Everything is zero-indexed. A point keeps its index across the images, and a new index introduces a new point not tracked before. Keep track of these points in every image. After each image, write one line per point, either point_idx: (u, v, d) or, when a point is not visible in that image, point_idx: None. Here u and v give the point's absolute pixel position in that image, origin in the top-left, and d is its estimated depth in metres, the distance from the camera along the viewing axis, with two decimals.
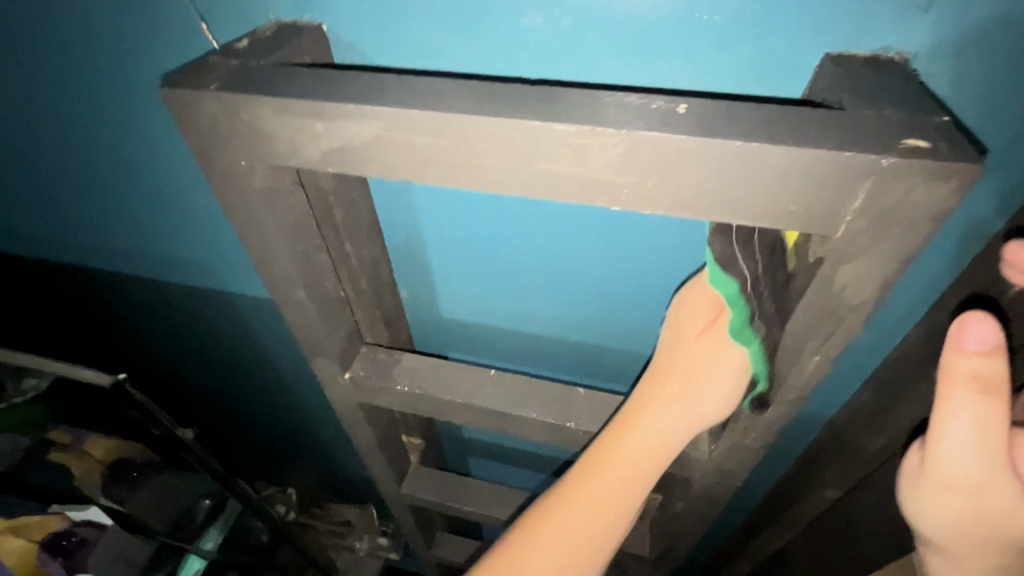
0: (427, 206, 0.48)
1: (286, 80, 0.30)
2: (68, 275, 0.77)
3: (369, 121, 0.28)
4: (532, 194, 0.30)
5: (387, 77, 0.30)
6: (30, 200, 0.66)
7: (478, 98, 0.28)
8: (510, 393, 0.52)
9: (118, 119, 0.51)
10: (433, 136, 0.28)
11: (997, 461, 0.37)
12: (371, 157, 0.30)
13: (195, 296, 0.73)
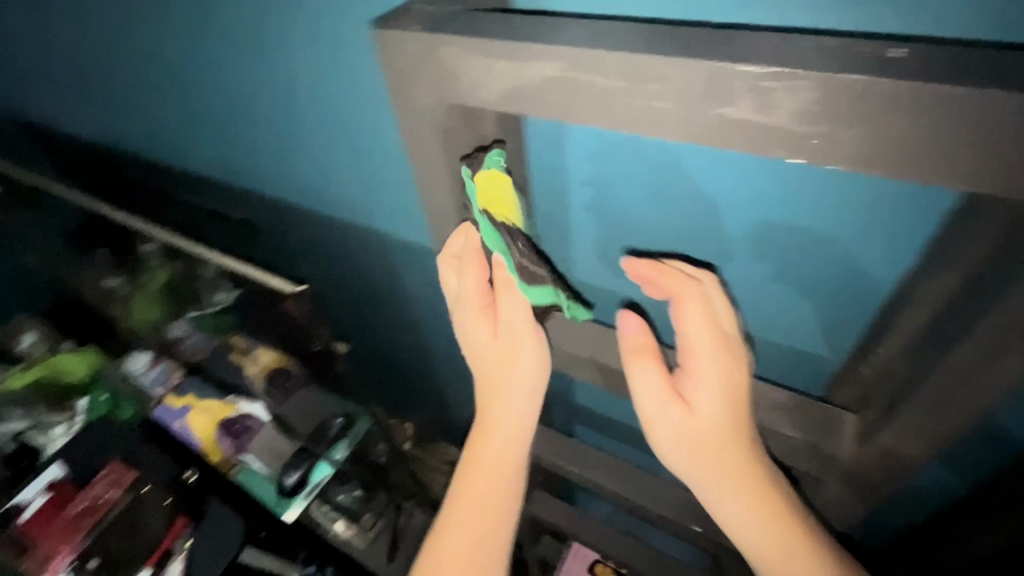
0: (579, 155, 0.51)
1: (477, 24, 0.35)
2: (259, 207, 0.94)
3: (550, 63, 0.33)
4: (710, 141, 0.33)
5: (567, 23, 0.33)
6: (239, 137, 0.81)
7: (652, 42, 0.31)
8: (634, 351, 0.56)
9: (316, 66, 0.60)
10: (616, 80, 0.32)
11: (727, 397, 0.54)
12: (545, 97, 0.34)
13: (355, 233, 0.84)
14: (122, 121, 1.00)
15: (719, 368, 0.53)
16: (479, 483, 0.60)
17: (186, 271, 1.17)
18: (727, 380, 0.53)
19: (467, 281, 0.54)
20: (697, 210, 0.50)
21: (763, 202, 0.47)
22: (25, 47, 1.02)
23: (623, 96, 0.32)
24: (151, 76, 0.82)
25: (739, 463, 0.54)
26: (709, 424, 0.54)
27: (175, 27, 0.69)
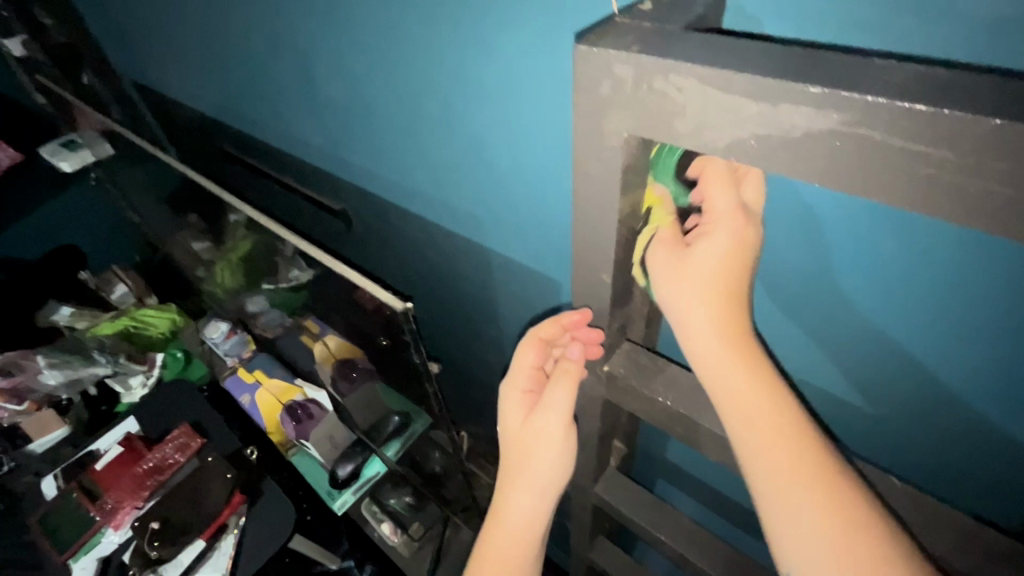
0: (775, 193, 0.46)
1: (713, 51, 0.30)
2: (363, 204, 0.93)
3: (827, 112, 0.27)
4: None
5: (842, 63, 0.28)
6: (359, 128, 0.79)
7: (977, 95, 0.24)
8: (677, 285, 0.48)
9: (462, 67, 0.57)
10: (913, 141, 0.25)
11: (697, 274, 0.47)
12: (801, 155, 0.29)
13: (458, 242, 0.81)
14: (243, 102, 1.02)
15: (683, 270, 0.47)
16: (506, 525, 0.62)
17: (269, 246, 1.19)
18: (719, 275, 0.46)
19: (526, 357, 0.63)
20: (923, 282, 0.43)
21: (984, 285, 0.41)
22: (163, 18, 1.06)
23: (922, 167, 0.26)
24: (283, 63, 0.82)
25: (744, 390, 0.46)
26: (678, 324, 0.49)
27: (325, 19, 0.67)
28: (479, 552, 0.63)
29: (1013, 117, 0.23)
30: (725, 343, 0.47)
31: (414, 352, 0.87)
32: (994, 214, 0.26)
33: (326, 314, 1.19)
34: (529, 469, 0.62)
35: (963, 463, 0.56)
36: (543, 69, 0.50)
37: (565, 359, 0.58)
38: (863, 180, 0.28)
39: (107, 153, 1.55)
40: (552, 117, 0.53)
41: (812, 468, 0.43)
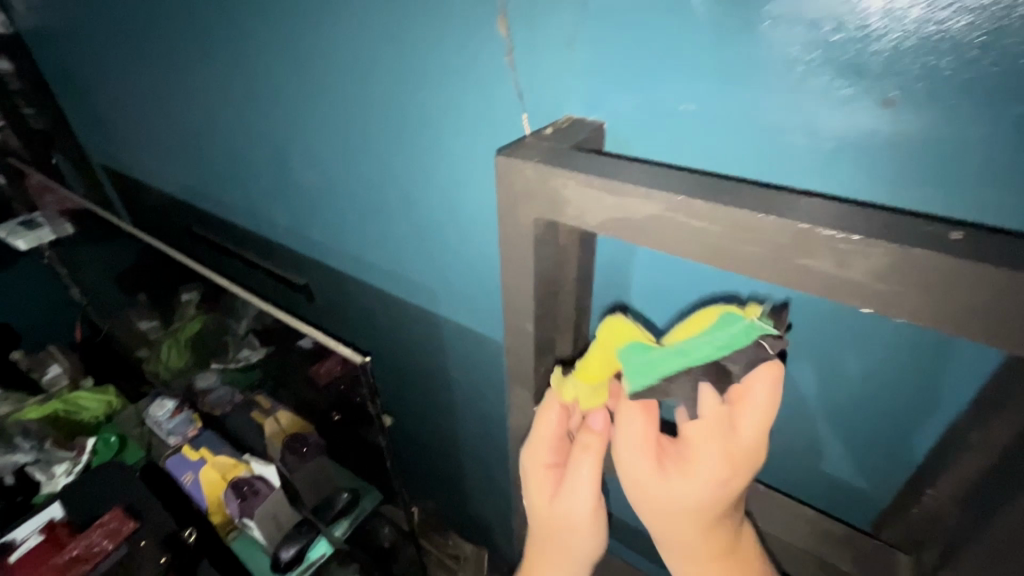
0: (642, 265, 0.58)
1: (582, 163, 0.43)
2: (324, 277, 1.01)
3: (652, 203, 0.40)
4: (790, 282, 0.38)
5: (658, 173, 0.41)
6: (323, 214, 0.90)
7: (733, 194, 0.38)
8: (659, 490, 0.50)
9: (415, 165, 0.70)
10: (700, 221, 0.38)
11: (687, 492, 0.49)
12: (642, 230, 0.41)
13: (413, 311, 0.90)
14: (214, 187, 1.12)
15: (662, 483, 0.50)
16: None
17: (223, 325, 1.28)
18: (716, 476, 0.48)
19: (544, 429, 0.59)
20: None
21: (803, 329, 0.53)
22: (145, 116, 1.17)
23: (712, 238, 0.39)
24: (260, 158, 0.93)
25: (700, 566, 0.56)
26: (660, 497, 0.51)
27: (302, 125, 0.81)
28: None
29: (747, 208, 0.37)
30: (693, 537, 0.53)
31: (371, 407, 0.93)
32: (763, 270, 0.38)
33: (275, 387, 1.26)
34: (561, 536, 0.61)
35: (842, 490, 0.66)
36: (479, 167, 0.63)
37: (587, 432, 0.56)
38: (687, 245, 0.40)
39: (66, 233, 1.58)
40: (487, 205, 0.66)
41: None
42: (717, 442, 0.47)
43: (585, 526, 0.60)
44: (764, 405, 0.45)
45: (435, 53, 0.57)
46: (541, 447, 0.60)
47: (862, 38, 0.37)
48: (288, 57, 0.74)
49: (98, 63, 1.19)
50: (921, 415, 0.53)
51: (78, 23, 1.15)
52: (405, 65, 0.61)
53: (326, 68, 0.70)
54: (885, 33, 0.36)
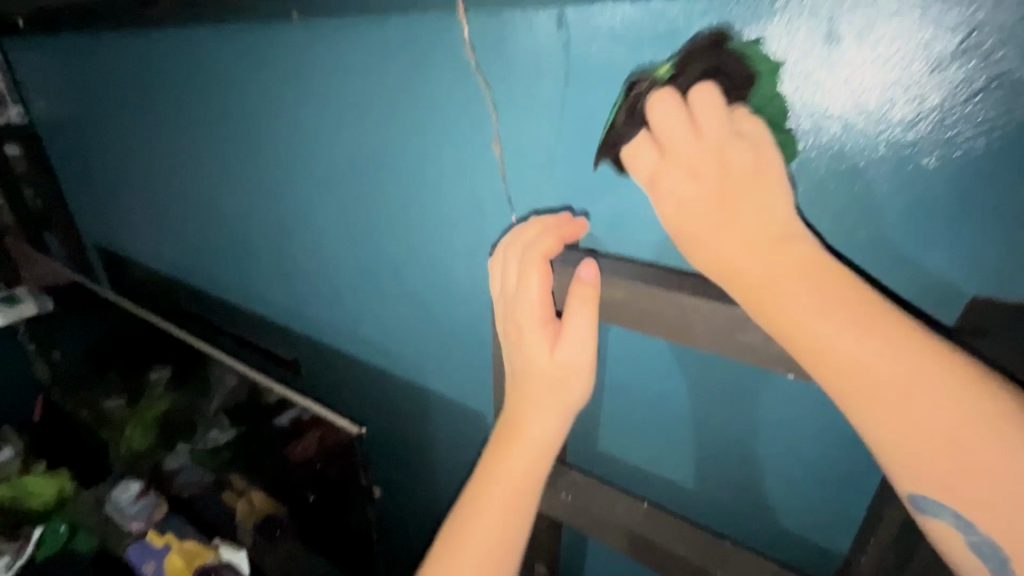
0: (617, 339, 0.66)
1: (560, 257, 0.54)
2: (314, 351, 1.05)
3: (612, 288, 0.50)
4: (728, 354, 0.47)
5: (622, 266, 0.52)
6: (318, 293, 0.96)
7: (678, 284, 0.48)
8: (689, 228, 0.40)
9: (409, 252, 0.78)
10: (650, 304, 0.48)
11: (708, 200, 0.39)
12: (610, 311, 0.51)
13: (400, 385, 0.95)
14: (210, 266, 1.17)
15: (671, 211, 0.41)
16: (506, 476, 0.54)
17: (195, 403, 1.27)
18: (718, 200, 0.39)
19: (532, 285, 0.51)
20: (729, 403, 0.62)
21: (760, 398, 0.60)
22: (146, 200, 1.24)
23: (661, 317, 0.48)
24: (259, 241, 1.00)
25: (831, 339, 0.36)
26: (760, 307, 0.39)
27: (304, 213, 0.89)
28: (476, 507, 0.54)
29: (686, 294, 0.47)
30: (779, 273, 0.38)
31: (361, 476, 0.95)
32: (703, 342, 0.47)
33: (245, 470, 1.21)
34: (540, 406, 0.53)
35: None
36: (468, 254, 0.71)
37: (580, 281, 0.49)
38: (646, 323, 0.50)
39: (48, 308, 1.58)
40: (476, 286, 0.74)
41: (914, 377, 0.35)
42: (711, 186, 0.39)
43: (571, 397, 0.53)
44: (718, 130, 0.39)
45: (436, 158, 0.66)
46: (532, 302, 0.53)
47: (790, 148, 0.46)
48: (296, 156, 0.83)
49: (104, 150, 1.26)
50: (870, 483, 0.58)
51: (88, 114, 1.23)
52: (408, 167, 0.70)
53: (334, 164, 0.78)
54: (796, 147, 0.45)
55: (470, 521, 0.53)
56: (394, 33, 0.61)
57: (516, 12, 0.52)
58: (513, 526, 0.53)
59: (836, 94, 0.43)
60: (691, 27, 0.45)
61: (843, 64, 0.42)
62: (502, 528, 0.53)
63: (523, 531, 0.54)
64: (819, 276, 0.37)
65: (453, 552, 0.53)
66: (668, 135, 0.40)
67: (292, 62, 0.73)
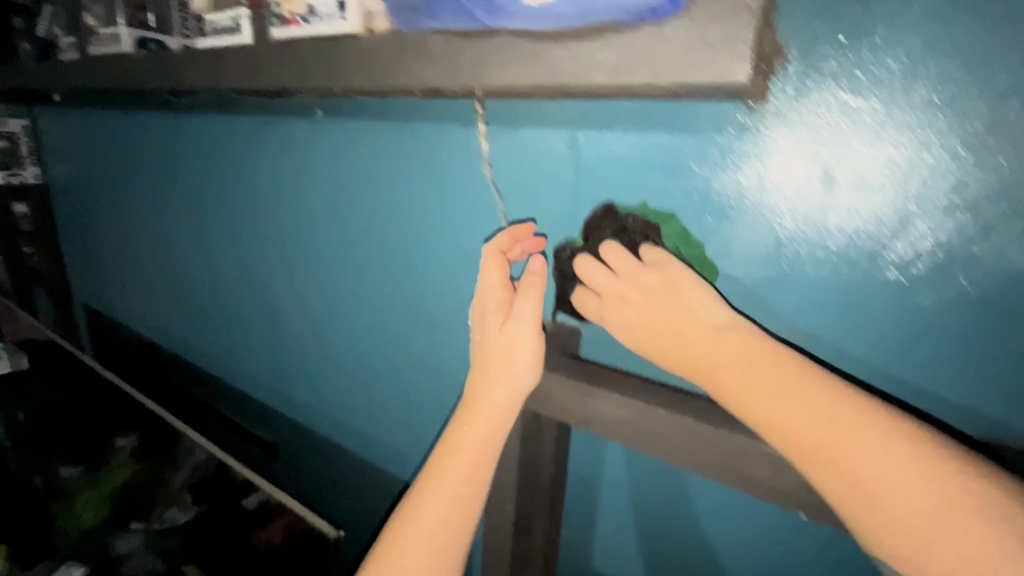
0: (616, 455, 0.62)
1: (565, 367, 0.52)
2: (295, 433, 1.01)
3: (620, 404, 0.48)
4: (738, 484, 0.45)
5: (629, 381, 0.51)
6: (308, 374, 0.94)
7: (687, 405, 0.47)
8: (638, 344, 0.47)
9: (408, 341, 0.76)
10: (659, 424, 0.47)
11: (641, 315, 0.46)
12: (615, 429, 0.49)
13: (383, 479, 0.89)
14: (200, 337, 1.15)
15: (622, 333, 0.48)
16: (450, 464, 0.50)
17: (162, 479, 1.22)
18: (651, 306, 0.46)
19: (489, 275, 0.53)
20: (737, 536, 0.57)
21: (771, 533, 0.55)
22: (144, 267, 1.24)
23: (669, 439, 0.47)
24: (254, 318, 0.99)
25: (775, 413, 0.38)
26: (712, 387, 0.42)
27: (303, 293, 0.88)
28: (419, 500, 0.50)
29: (697, 417, 0.45)
30: (715, 360, 0.42)
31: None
32: (714, 468, 0.45)
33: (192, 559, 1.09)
34: (487, 387, 0.51)
35: None
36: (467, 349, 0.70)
37: (527, 273, 0.50)
38: (653, 445, 0.48)
39: (24, 366, 1.53)
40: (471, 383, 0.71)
41: (855, 446, 0.35)
42: (636, 309, 0.47)
43: (520, 377, 0.50)
44: (631, 263, 0.48)
45: (441, 254, 0.67)
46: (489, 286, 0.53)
47: (789, 280, 0.47)
48: (302, 237, 0.83)
49: (111, 214, 1.28)
50: None
51: (103, 179, 1.25)
52: (412, 260, 0.71)
53: (340, 250, 0.79)
54: (795, 257, 0.46)
55: (413, 515, 0.50)
56: (412, 136, 0.64)
57: (530, 129, 0.55)
58: (456, 522, 0.49)
59: (832, 235, 0.44)
60: (693, 163, 0.48)
61: (836, 209, 0.43)
62: (444, 524, 0.49)
63: (463, 528, 0.50)
64: (753, 354, 0.41)
65: (394, 541, 0.49)
66: (597, 276, 0.50)
67: (312, 154, 0.76)
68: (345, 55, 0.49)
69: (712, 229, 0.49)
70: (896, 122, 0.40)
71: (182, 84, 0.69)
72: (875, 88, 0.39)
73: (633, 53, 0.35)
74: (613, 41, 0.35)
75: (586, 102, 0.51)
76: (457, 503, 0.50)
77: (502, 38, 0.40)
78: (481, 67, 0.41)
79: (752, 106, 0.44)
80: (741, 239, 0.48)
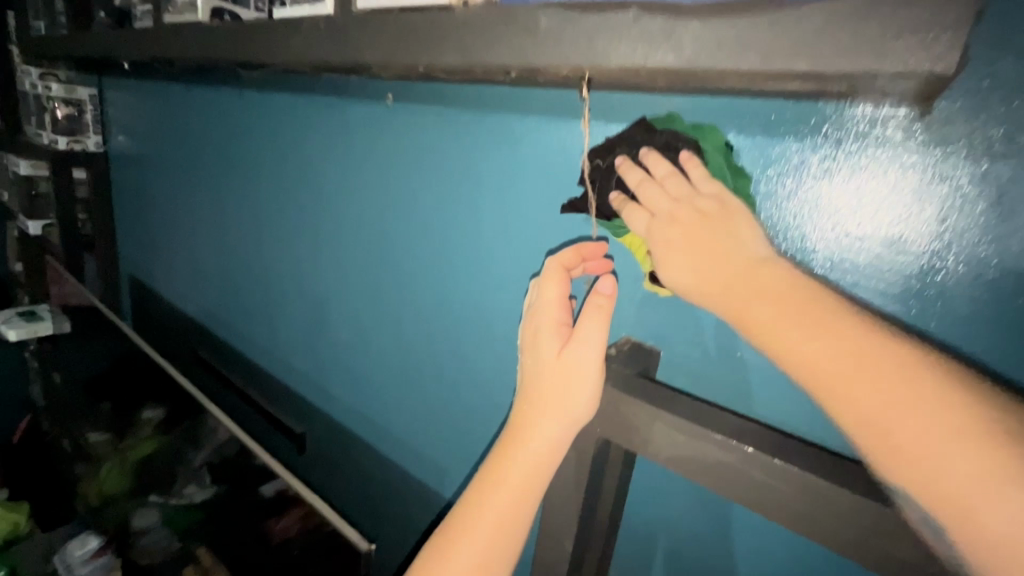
0: (683, 493, 0.55)
1: (644, 391, 0.45)
2: (326, 426, 0.97)
3: (713, 442, 0.41)
4: (862, 559, 0.36)
5: (721, 416, 0.43)
6: (346, 366, 0.90)
7: (798, 453, 0.39)
8: (679, 269, 0.39)
9: (457, 343, 0.72)
10: (761, 472, 0.39)
11: (686, 242, 0.39)
12: (703, 471, 0.42)
13: (413, 485, 0.85)
14: (240, 319, 1.14)
15: (665, 257, 0.40)
16: (491, 504, 0.44)
17: (181, 453, 1.19)
18: (695, 231, 0.39)
19: (548, 292, 0.46)
20: None
21: None
22: (193, 243, 1.24)
23: (774, 490, 0.38)
24: (297, 304, 0.97)
25: (817, 357, 0.32)
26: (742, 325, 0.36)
27: (350, 283, 0.85)
28: (453, 542, 0.44)
29: (810, 470, 0.37)
30: (749, 294, 0.35)
31: None
32: (833, 536, 0.36)
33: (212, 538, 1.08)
34: (537, 417, 0.44)
35: None
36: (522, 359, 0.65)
37: (594, 293, 0.44)
38: (751, 495, 0.40)
39: (64, 330, 1.54)
40: None
41: (907, 401, 0.28)
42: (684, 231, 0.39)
43: (575, 410, 0.43)
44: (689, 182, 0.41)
45: (509, 257, 0.62)
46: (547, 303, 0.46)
47: (928, 324, 0.38)
48: (356, 225, 0.80)
49: (166, 188, 1.28)
50: None
51: (162, 152, 1.26)
52: (474, 260, 0.66)
53: (396, 241, 0.75)
54: (940, 284, 0.37)
55: (445, 560, 0.44)
56: (488, 129, 0.60)
57: (631, 124, 0.49)
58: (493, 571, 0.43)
59: (993, 271, 0.35)
60: (815, 174, 0.41)
61: (1011, 237, 0.34)
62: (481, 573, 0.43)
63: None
64: (788, 291, 0.34)
65: None
66: (649, 191, 0.42)
67: (377, 139, 0.73)
68: (436, 28, 0.45)
69: (831, 254, 0.41)
70: None
71: (254, 57, 0.66)
72: None
73: (791, 34, 0.29)
74: (767, 20, 0.30)
75: (699, 97, 0.45)
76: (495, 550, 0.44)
77: (625, 14, 0.35)
78: (596, 47, 0.36)
79: (898, 109, 0.36)
80: (867, 269, 0.40)
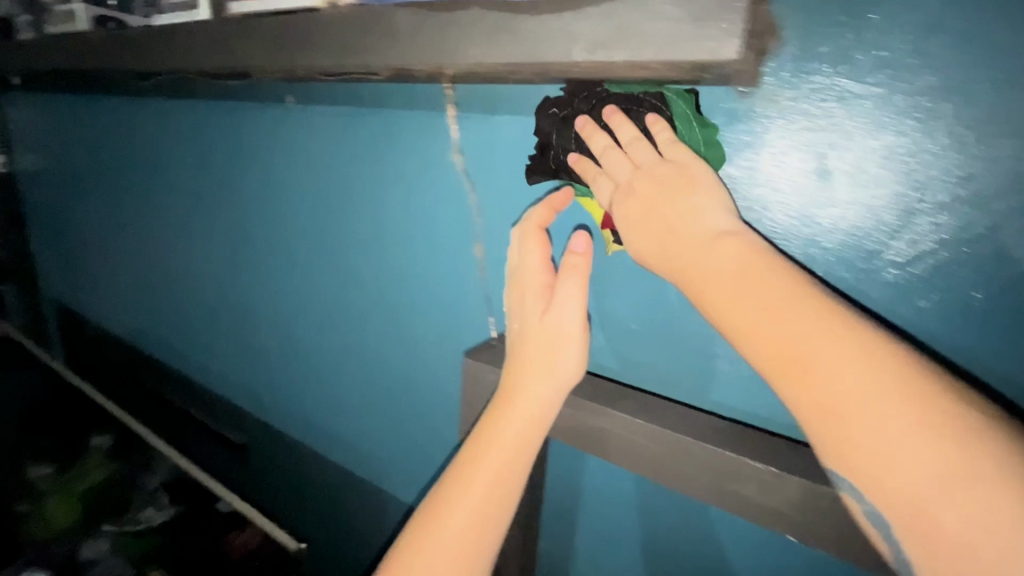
0: (595, 467, 0.58)
1: None
2: (272, 436, 0.96)
3: (599, 414, 0.46)
4: (721, 504, 0.42)
5: (609, 394, 0.48)
6: (279, 372, 0.90)
7: (669, 420, 0.44)
8: (639, 239, 0.40)
9: (380, 339, 0.73)
10: (641, 437, 0.44)
11: (645, 210, 0.39)
12: (595, 442, 0.47)
13: (354, 483, 0.86)
14: (170, 333, 1.10)
15: (629, 223, 0.40)
16: (486, 463, 0.44)
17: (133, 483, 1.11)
18: (648, 203, 0.39)
19: (530, 256, 0.48)
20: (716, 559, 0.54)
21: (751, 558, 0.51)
22: (113, 261, 1.19)
23: (652, 451, 0.44)
24: (224, 313, 0.95)
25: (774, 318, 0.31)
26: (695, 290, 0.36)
27: (273, 287, 0.84)
28: (452, 493, 0.44)
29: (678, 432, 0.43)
30: (702, 257, 0.35)
31: None
32: (699, 486, 0.42)
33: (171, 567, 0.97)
34: (525, 378, 0.45)
35: None
36: (440, 351, 0.66)
37: (568, 255, 0.46)
38: (634, 459, 0.45)
39: None
40: (446, 385, 0.68)
41: (852, 365, 0.28)
42: (642, 199, 0.39)
43: (562, 373, 0.45)
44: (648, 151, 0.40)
45: (417, 253, 0.63)
46: (535, 271, 0.48)
47: None
48: (272, 228, 0.79)
49: (80, 206, 1.23)
50: None
51: (70, 167, 1.20)
52: (385, 257, 0.67)
53: (311, 241, 0.75)
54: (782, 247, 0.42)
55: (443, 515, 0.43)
56: (381, 125, 0.61)
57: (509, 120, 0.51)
58: (488, 523, 0.43)
59: (824, 233, 0.40)
60: None
61: (835, 203, 0.39)
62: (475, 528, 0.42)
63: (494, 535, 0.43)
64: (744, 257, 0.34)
65: (421, 543, 0.42)
66: (614, 157, 0.41)
67: (280, 141, 0.72)
68: (307, 32, 0.46)
69: None
70: (893, 105, 0.35)
71: (137, 61, 0.65)
72: (871, 71, 0.35)
73: (610, 25, 0.32)
74: (588, 12, 0.32)
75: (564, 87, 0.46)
76: (488, 503, 0.43)
77: (470, 11, 0.36)
78: (448, 41, 0.38)
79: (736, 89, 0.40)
80: None
